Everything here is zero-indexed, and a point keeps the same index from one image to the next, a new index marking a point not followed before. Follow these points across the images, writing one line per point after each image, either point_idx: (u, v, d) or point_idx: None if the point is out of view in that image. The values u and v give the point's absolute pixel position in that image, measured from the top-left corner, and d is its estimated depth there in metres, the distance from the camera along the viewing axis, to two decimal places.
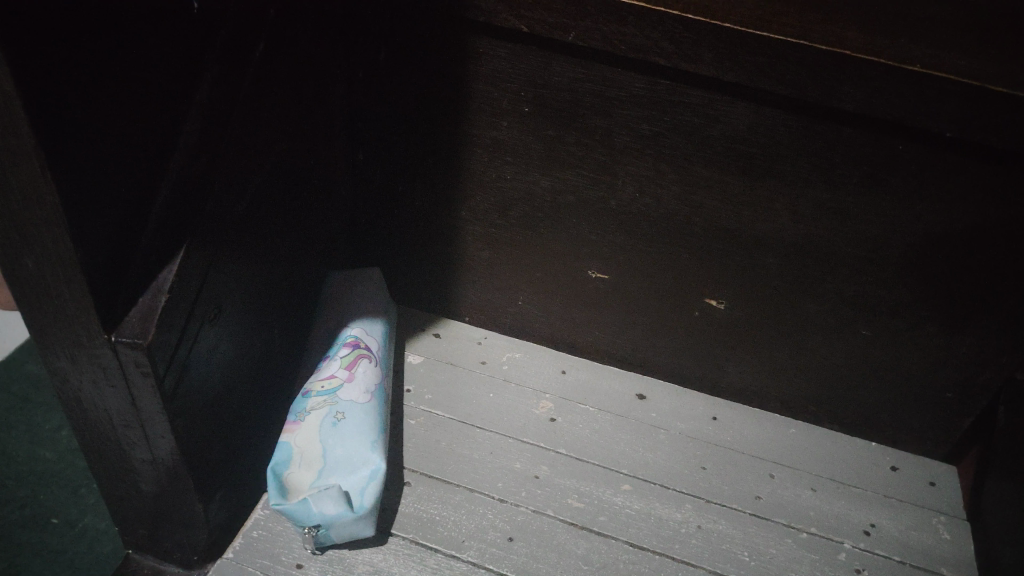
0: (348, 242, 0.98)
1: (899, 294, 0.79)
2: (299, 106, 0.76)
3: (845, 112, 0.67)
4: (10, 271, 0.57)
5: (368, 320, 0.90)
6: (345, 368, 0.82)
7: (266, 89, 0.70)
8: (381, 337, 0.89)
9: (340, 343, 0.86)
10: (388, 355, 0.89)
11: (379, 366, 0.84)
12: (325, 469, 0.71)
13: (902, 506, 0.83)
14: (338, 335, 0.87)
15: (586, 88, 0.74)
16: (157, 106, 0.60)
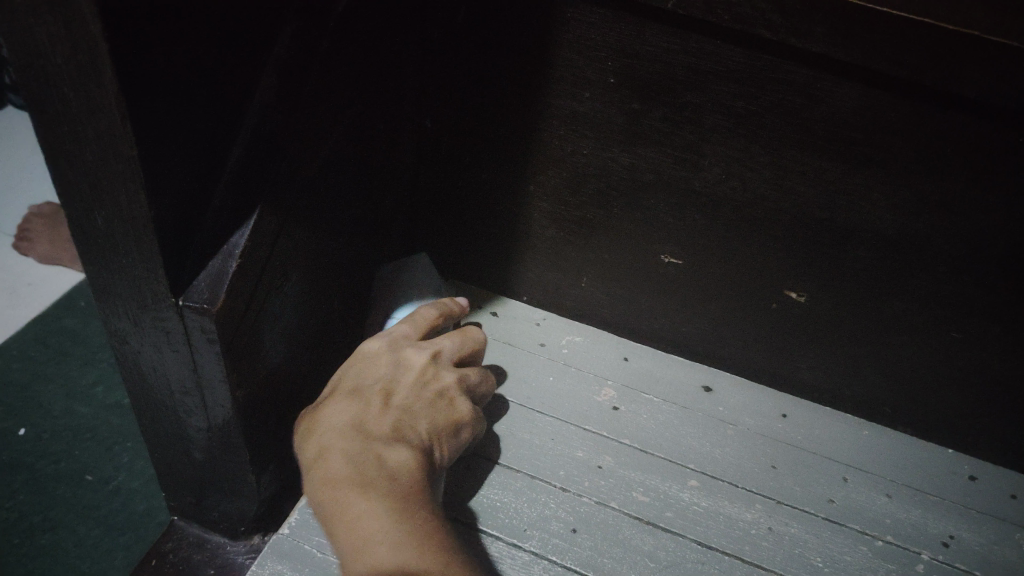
0: (405, 212, 0.95)
1: (997, 296, 0.75)
2: (374, 67, 0.72)
3: (965, 99, 0.62)
4: (78, 226, 0.54)
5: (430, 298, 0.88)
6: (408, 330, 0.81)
7: (342, 47, 0.66)
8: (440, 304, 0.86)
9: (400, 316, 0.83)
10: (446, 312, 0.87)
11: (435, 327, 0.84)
12: None
13: (982, 519, 0.79)
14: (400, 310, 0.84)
15: (679, 61, 0.69)
16: (232, 60, 0.56)
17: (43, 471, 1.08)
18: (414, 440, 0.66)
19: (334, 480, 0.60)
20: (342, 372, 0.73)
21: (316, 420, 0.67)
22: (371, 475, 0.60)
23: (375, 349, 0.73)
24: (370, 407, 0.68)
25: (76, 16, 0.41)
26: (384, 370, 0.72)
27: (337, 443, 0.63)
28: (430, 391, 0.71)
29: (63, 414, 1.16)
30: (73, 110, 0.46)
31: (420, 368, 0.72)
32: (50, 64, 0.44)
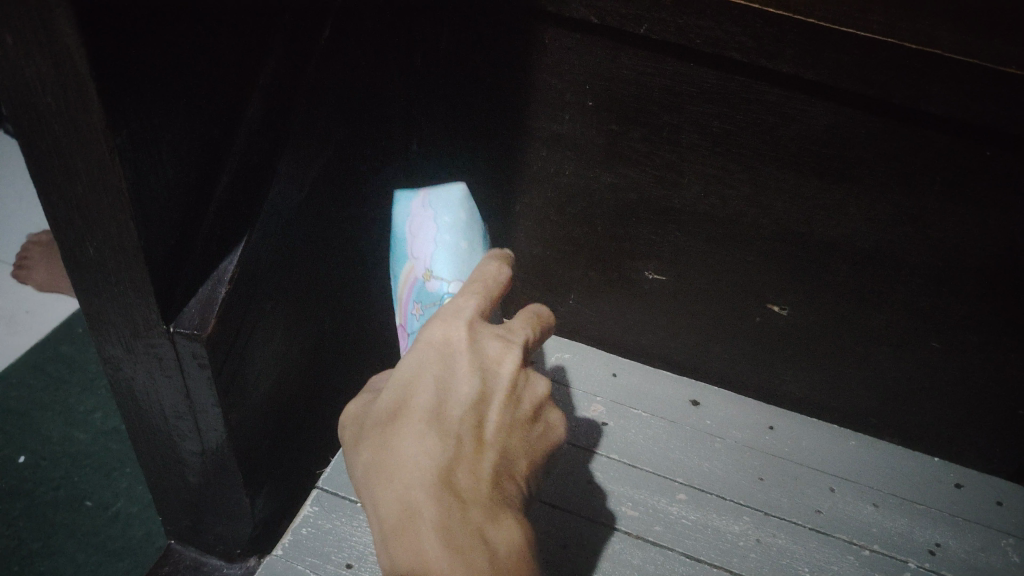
0: None
1: (976, 306, 0.77)
2: (360, 95, 0.74)
3: (934, 115, 0.64)
4: (70, 256, 0.55)
5: (433, 209, 0.83)
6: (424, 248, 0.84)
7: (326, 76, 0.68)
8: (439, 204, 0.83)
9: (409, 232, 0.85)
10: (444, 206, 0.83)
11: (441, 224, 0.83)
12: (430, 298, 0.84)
13: (969, 526, 0.80)
14: (408, 222, 0.85)
15: (655, 83, 0.71)
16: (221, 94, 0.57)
17: (42, 497, 1.09)
18: (512, 489, 0.57)
19: (434, 570, 0.49)
20: (409, 376, 0.57)
21: (391, 453, 0.54)
22: (483, 562, 0.50)
23: (455, 343, 0.58)
24: (460, 447, 0.55)
25: (65, 61, 0.42)
26: (471, 388, 0.57)
27: (430, 504, 0.51)
28: (523, 409, 0.60)
29: (62, 440, 1.17)
30: (64, 147, 0.47)
31: (509, 387, 0.59)
32: (39, 104, 0.45)
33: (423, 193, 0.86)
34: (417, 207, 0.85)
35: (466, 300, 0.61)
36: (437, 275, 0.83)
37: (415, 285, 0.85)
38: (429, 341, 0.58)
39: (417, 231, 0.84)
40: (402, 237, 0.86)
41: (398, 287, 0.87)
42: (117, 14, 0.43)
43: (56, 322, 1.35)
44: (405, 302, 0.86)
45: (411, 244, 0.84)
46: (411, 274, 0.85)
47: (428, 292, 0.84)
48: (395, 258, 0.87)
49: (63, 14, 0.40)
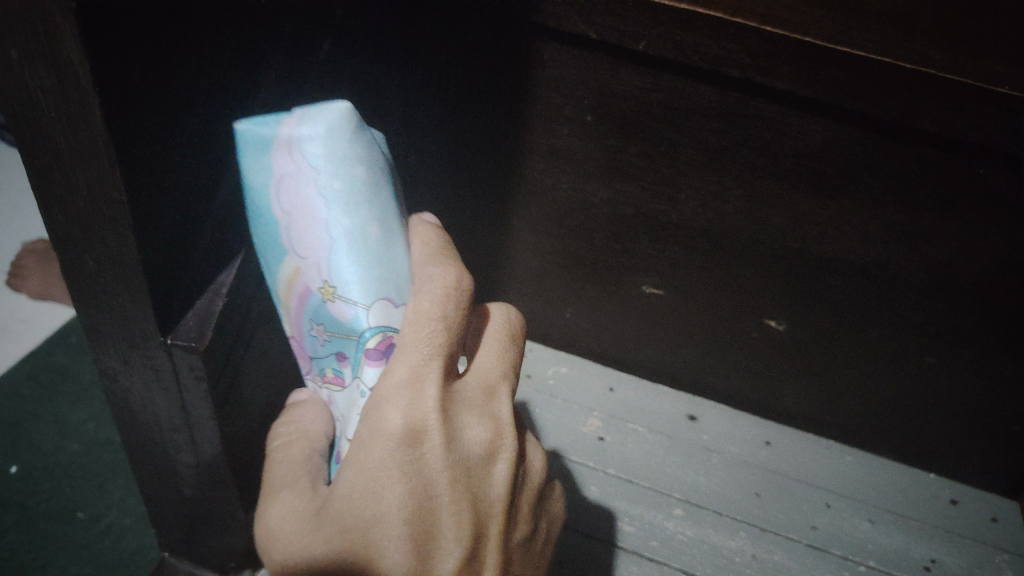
0: None
1: (969, 322, 0.77)
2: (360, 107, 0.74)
3: (926, 133, 0.65)
4: (67, 266, 0.55)
5: (307, 161, 0.48)
6: (308, 241, 0.50)
7: (323, 89, 0.68)
8: (317, 156, 0.48)
9: (275, 203, 0.49)
10: (324, 150, 0.48)
11: (324, 192, 0.49)
12: (334, 327, 0.53)
13: (964, 542, 0.84)
14: (264, 184, 0.49)
15: (653, 99, 0.71)
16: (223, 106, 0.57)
17: (36, 508, 1.06)
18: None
19: None
20: (373, 520, 0.48)
21: None
22: None
23: (430, 463, 0.48)
24: None
25: (69, 76, 0.42)
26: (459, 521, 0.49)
27: None
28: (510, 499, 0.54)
29: (56, 451, 1.13)
30: (66, 160, 0.47)
31: (494, 494, 0.52)
32: (42, 117, 0.45)
33: (285, 131, 0.47)
34: (283, 167, 0.48)
35: (427, 392, 0.48)
36: (343, 291, 0.51)
37: (308, 297, 0.53)
38: (390, 467, 0.47)
39: (298, 215, 0.50)
40: (265, 215, 0.50)
41: (274, 288, 0.54)
42: (120, 29, 0.43)
43: (52, 328, 1.30)
44: (293, 316, 0.55)
45: (289, 237, 0.51)
46: (298, 284, 0.52)
47: (331, 316, 0.52)
48: (255, 240, 0.53)
49: (67, 27, 0.40)
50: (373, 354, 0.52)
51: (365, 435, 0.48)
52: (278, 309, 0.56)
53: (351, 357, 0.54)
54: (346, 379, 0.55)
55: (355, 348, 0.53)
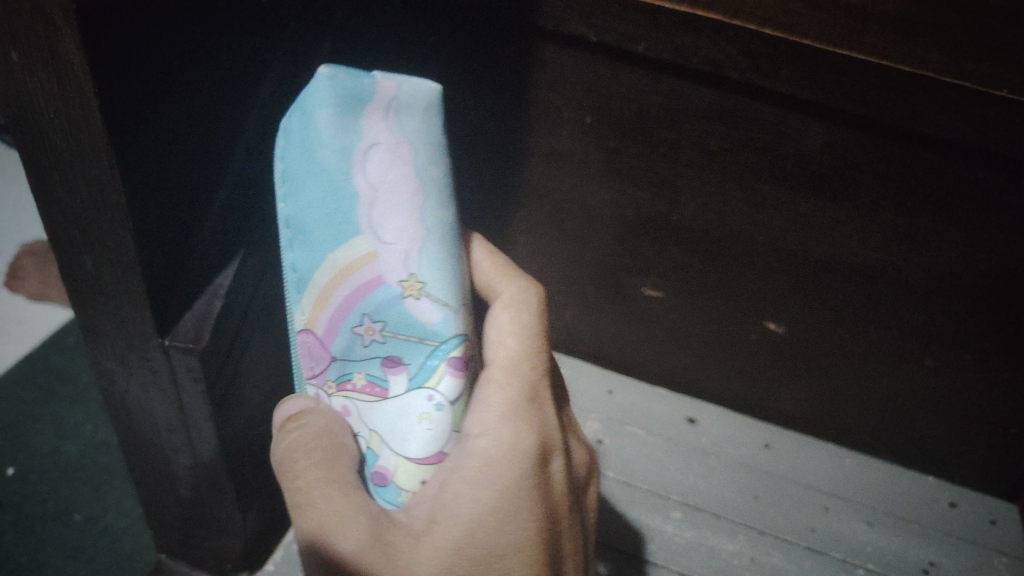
0: None
1: (968, 325, 0.77)
2: None
3: (925, 136, 0.65)
4: (66, 269, 0.55)
5: (404, 137, 0.49)
6: (395, 224, 0.50)
7: None
8: (412, 133, 0.49)
9: (363, 177, 0.50)
10: (421, 131, 0.49)
11: (417, 172, 0.50)
12: (409, 328, 0.53)
13: (962, 546, 0.84)
14: (356, 157, 0.49)
15: (653, 101, 0.70)
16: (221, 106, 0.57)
17: (33, 510, 1.05)
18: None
19: None
20: (497, 546, 0.53)
21: None
22: None
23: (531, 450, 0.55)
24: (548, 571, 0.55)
25: (68, 77, 0.42)
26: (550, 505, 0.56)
27: None
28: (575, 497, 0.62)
29: (51, 453, 1.12)
30: (64, 161, 0.47)
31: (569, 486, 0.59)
32: (40, 118, 0.45)
33: (384, 93, 0.48)
34: (378, 133, 0.49)
35: (539, 402, 0.57)
36: (428, 288, 0.52)
37: (377, 287, 0.52)
38: (519, 484, 0.54)
39: (386, 189, 0.50)
40: (346, 190, 0.50)
41: (324, 265, 0.53)
42: (121, 30, 0.43)
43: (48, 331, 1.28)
44: (343, 304, 0.53)
45: (368, 213, 0.50)
46: (368, 267, 0.52)
47: (408, 315, 0.52)
48: (302, 208, 0.51)
49: (67, 30, 0.40)
50: (453, 365, 0.53)
51: (493, 455, 0.53)
52: (308, 284, 0.54)
53: (411, 365, 0.54)
54: (393, 386, 0.54)
55: (423, 355, 0.53)
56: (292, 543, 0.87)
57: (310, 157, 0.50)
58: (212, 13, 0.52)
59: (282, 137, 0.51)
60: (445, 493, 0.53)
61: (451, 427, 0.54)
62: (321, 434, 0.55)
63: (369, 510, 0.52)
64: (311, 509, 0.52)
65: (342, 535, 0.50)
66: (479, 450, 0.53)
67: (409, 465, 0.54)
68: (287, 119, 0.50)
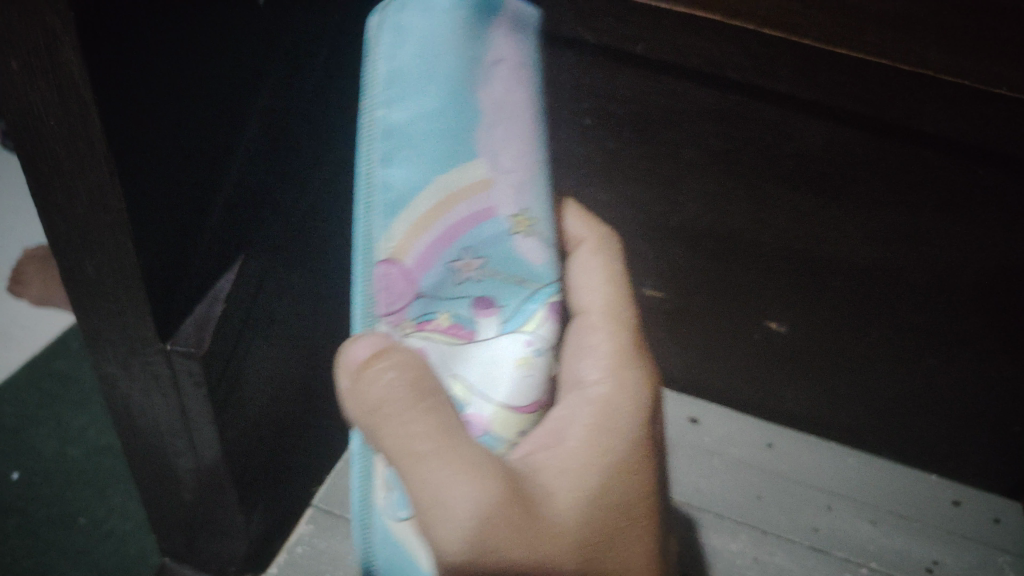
0: None
1: (970, 322, 0.77)
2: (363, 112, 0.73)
3: (927, 134, 0.65)
4: (68, 275, 0.55)
5: (521, 56, 0.54)
6: (513, 147, 0.53)
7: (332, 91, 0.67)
8: (528, 57, 0.54)
9: (489, 89, 0.52)
10: (531, 56, 0.55)
11: (527, 96, 0.54)
12: (509, 265, 0.56)
13: (965, 545, 0.84)
14: (486, 68, 0.51)
15: (653, 102, 0.70)
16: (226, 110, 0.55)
17: (38, 515, 1.05)
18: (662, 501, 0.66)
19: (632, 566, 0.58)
20: (608, 445, 0.58)
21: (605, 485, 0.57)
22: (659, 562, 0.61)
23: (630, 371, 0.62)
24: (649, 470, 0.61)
25: (69, 85, 0.42)
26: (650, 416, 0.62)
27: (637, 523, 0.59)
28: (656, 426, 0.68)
29: (55, 458, 1.13)
30: (64, 167, 0.47)
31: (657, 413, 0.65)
32: (43, 126, 0.45)
33: (507, 11, 0.53)
34: (501, 49, 0.52)
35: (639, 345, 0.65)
36: (535, 222, 0.56)
37: (486, 214, 0.54)
38: (635, 431, 0.60)
39: (508, 107, 0.53)
40: (471, 102, 0.51)
41: (435, 185, 0.51)
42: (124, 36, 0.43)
43: (49, 336, 1.28)
44: (448, 230, 0.53)
45: (490, 130, 0.52)
46: (484, 192, 0.53)
47: (514, 247, 0.55)
48: (420, 120, 0.49)
49: (67, 39, 0.40)
50: (552, 306, 0.58)
51: (609, 400, 0.60)
52: (404, 206, 0.51)
53: (504, 308, 0.56)
54: (481, 330, 0.56)
55: (518, 298, 0.57)
56: (295, 548, 0.85)
57: (434, 57, 0.49)
58: (220, 17, 0.51)
59: (398, 41, 0.48)
60: (571, 444, 0.57)
61: (546, 372, 0.57)
62: (415, 384, 0.51)
63: (491, 462, 0.52)
64: (429, 468, 0.50)
65: (471, 492, 0.50)
66: (599, 397, 0.60)
67: (506, 410, 0.56)
68: (406, 19, 0.48)
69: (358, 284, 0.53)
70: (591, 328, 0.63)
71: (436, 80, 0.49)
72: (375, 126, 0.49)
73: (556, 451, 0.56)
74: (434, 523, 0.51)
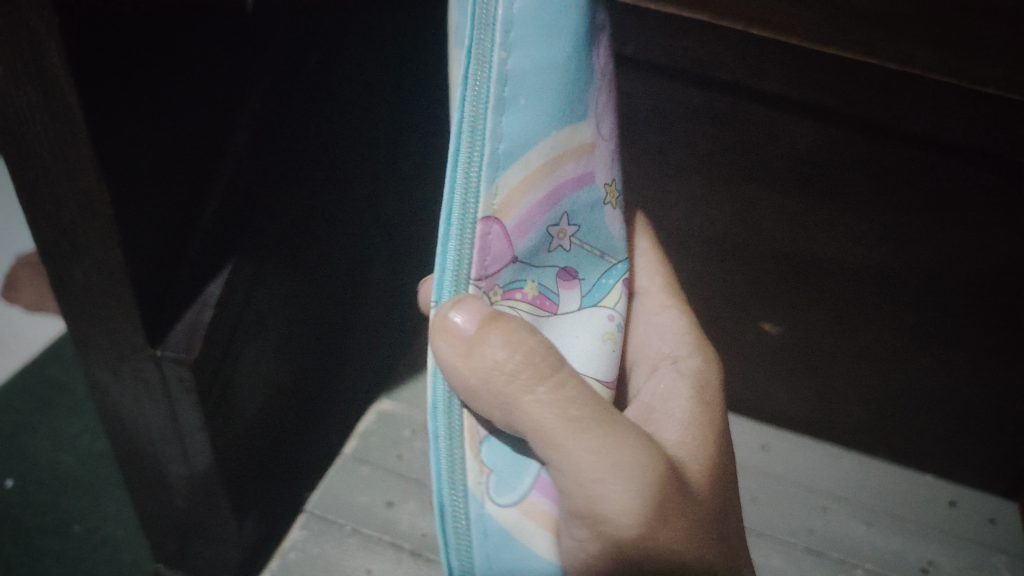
0: (403, 261, 0.95)
1: (963, 322, 0.77)
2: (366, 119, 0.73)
3: (912, 133, 0.67)
4: (56, 280, 0.55)
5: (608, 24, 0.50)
6: (604, 118, 0.50)
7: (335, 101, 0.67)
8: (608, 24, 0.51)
9: (596, 51, 0.47)
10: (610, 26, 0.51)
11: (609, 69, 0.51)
12: (593, 235, 0.52)
13: (961, 545, 0.83)
14: (596, 28, 0.47)
15: (646, 105, 0.70)
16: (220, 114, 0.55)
17: (29, 522, 1.04)
18: None
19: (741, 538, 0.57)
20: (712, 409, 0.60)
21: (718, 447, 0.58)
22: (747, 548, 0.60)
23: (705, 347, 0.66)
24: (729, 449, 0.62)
25: (55, 87, 0.42)
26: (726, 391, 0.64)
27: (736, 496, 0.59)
28: None
29: (49, 465, 1.12)
30: (51, 172, 0.47)
31: None
32: (28, 131, 0.45)
33: None
34: (600, 13, 0.48)
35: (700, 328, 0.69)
36: (615, 195, 0.54)
37: (581, 179, 0.49)
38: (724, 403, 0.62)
39: (602, 76, 0.49)
40: (584, 61, 0.45)
41: (552, 141, 0.44)
42: (116, 42, 0.43)
43: (39, 346, 1.27)
44: (554, 187, 0.46)
45: (593, 96, 0.48)
46: (586, 156, 0.49)
47: (602, 219, 0.53)
48: (540, 67, 0.42)
49: (52, 44, 0.40)
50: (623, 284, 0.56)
51: (701, 369, 0.63)
52: (516, 158, 0.43)
53: (583, 281, 0.52)
54: (563, 303, 0.51)
55: (597, 272, 0.54)
56: (289, 553, 0.85)
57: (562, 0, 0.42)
58: (212, 23, 0.51)
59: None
60: (680, 414, 0.58)
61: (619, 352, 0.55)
62: (546, 346, 0.44)
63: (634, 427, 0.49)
64: (593, 437, 0.45)
65: (628, 455, 0.46)
66: (690, 369, 0.63)
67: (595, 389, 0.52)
68: None
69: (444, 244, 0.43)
70: (659, 308, 0.67)
71: (556, 21, 0.42)
72: (495, 67, 0.40)
73: (666, 423, 0.57)
74: (594, 499, 0.46)
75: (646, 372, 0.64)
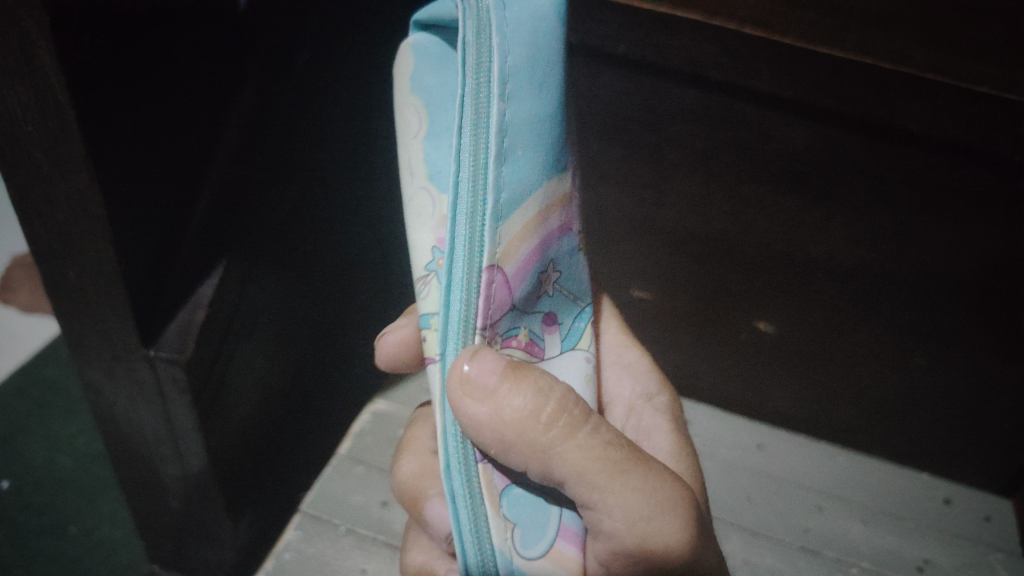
0: None
1: (958, 320, 0.77)
2: (357, 118, 0.73)
3: (911, 135, 0.65)
4: (48, 281, 0.55)
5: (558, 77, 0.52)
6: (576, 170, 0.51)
7: (325, 100, 0.66)
8: None
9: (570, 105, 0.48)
10: None
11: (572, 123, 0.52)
12: (569, 283, 0.52)
13: (957, 543, 0.84)
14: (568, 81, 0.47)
15: (638, 104, 0.70)
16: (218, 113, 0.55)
17: (24, 524, 1.04)
18: None
19: None
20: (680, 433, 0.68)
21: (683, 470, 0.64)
22: None
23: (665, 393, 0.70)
24: None
25: (46, 86, 0.42)
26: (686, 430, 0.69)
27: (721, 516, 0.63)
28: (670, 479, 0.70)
29: (45, 466, 1.12)
30: (42, 171, 0.47)
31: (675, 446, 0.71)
32: (19, 132, 0.45)
33: None
34: None
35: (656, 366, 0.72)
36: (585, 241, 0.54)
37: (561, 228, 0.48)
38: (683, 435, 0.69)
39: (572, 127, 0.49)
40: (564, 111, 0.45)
41: (544, 190, 0.44)
42: (107, 40, 0.43)
43: (33, 349, 1.26)
44: (543, 237, 0.45)
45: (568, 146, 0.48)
46: (565, 205, 0.48)
47: (576, 267, 0.53)
48: (534, 116, 0.41)
49: (43, 44, 0.40)
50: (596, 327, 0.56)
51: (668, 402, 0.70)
52: (516, 207, 0.41)
53: (563, 325, 0.52)
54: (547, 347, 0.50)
55: (573, 315, 0.53)
56: (283, 553, 0.85)
57: (545, 49, 0.42)
58: (201, 23, 0.51)
59: (511, 32, 0.41)
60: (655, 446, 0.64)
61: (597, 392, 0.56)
62: (568, 396, 0.45)
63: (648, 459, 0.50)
64: (635, 477, 0.47)
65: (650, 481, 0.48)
66: (664, 405, 0.69)
67: None
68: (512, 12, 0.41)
69: (451, 299, 0.40)
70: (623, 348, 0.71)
71: (544, 75, 0.42)
72: (492, 115, 0.39)
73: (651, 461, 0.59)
74: (642, 532, 0.47)
75: (623, 411, 0.68)
